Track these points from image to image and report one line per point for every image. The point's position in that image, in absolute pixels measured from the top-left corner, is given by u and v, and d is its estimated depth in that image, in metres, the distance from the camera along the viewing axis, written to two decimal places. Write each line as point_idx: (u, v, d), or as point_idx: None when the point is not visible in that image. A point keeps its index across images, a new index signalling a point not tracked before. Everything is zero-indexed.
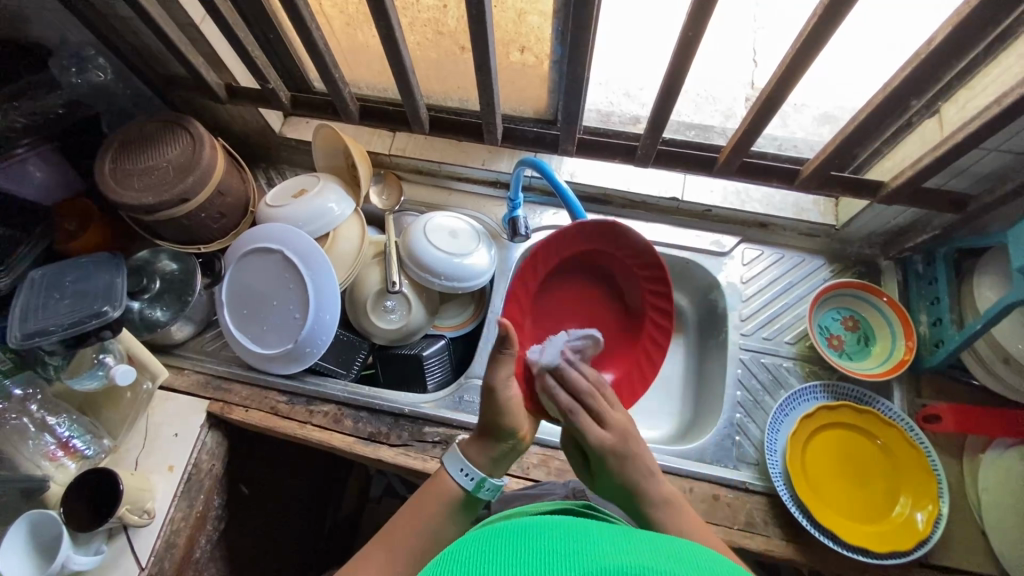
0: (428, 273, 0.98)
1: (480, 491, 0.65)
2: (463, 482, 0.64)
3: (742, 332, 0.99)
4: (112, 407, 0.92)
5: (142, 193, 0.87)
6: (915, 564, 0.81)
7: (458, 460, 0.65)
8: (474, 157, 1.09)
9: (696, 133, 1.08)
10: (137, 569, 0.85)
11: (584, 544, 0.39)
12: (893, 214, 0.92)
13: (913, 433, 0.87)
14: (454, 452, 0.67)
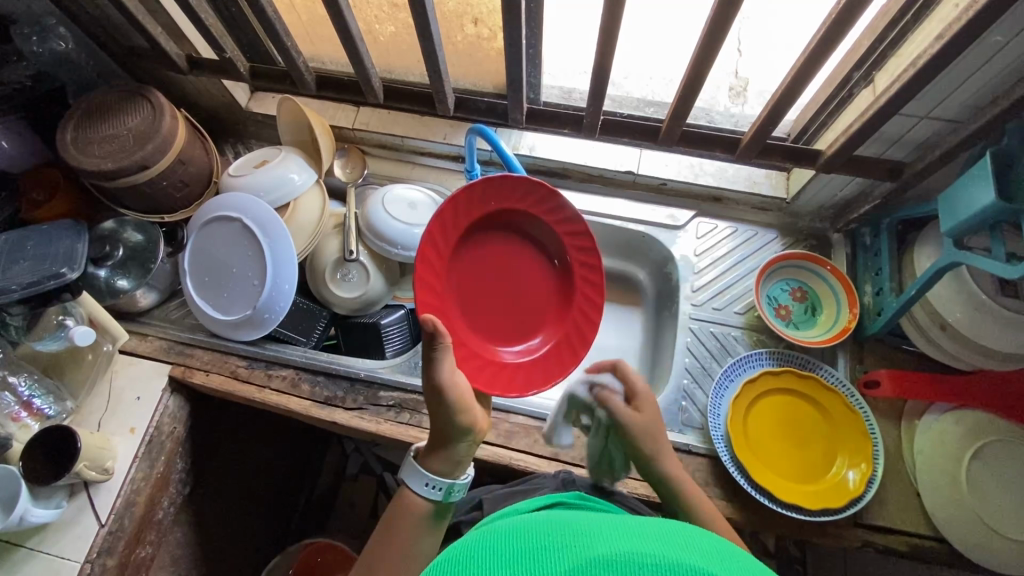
0: (392, 243, 1.00)
1: (450, 497, 0.67)
2: (435, 493, 0.66)
3: (693, 303, 1.01)
4: (75, 369, 0.95)
5: (102, 160, 0.89)
6: (849, 522, 0.84)
7: (424, 476, 0.66)
8: (436, 132, 1.10)
9: (654, 111, 1.14)
10: (97, 526, 0.87)
11: (580, 537, 0.42)
12: (839, 186, 0.94)
13: (853, 398, 0.89)
14: (416, 469, 0.66)
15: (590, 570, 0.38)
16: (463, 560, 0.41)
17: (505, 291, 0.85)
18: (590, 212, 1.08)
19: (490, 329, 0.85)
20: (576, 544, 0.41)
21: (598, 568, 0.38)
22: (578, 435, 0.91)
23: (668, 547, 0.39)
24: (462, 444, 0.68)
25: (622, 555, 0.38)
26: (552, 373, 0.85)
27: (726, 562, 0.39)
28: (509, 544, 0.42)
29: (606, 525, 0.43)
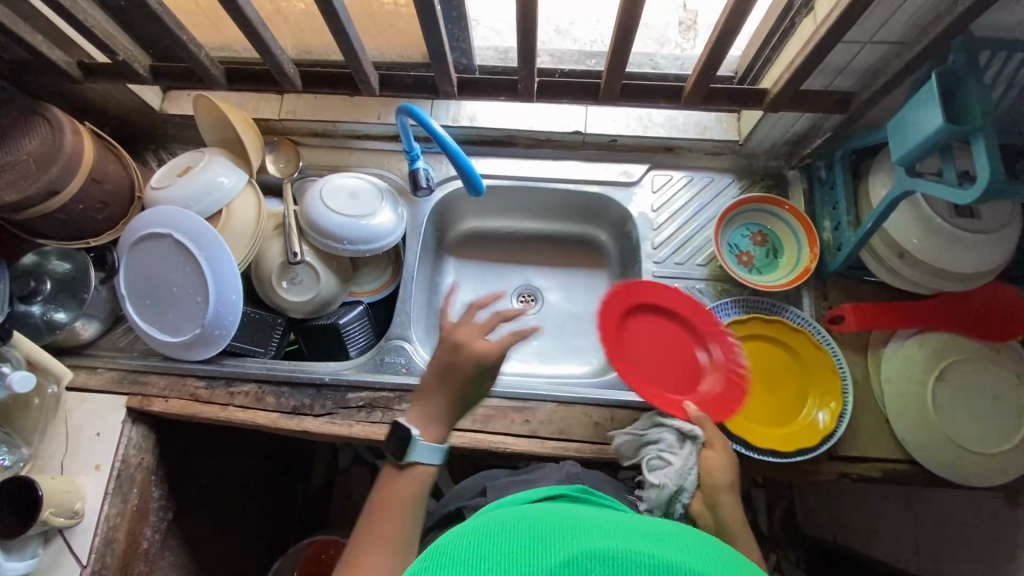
0: (349, 239, 0.95)
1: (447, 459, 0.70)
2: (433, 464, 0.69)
3: (655, 261, 0.99)
4: (24, 415, 0.90)
5: (5, 191, 0.82)
6: (824, 457, 0.86)
7: (402, 450, 0.66)
8: (369, 112, 1.04)
9: (597, 62, 1.06)
10: (79, 568, 0.86)
11: (574, 533, 0.45)
12: (790, 121, 0.91)
13: (820, 336, 0.90)
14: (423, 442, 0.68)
15: (587, 563, 0.40)
16: (462, 548, 0.43)
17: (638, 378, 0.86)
18: (543, 179, 1.04)
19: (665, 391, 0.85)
20: (572, 537, 0.44)
21: (596, 561, 0.40)
22: (553, 409, 0.90)
23: (665, 548, 0.42)
24: (461, 400, 0.72)
25: (619, 552, 0.41)
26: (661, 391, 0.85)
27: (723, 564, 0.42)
28: (504, 527, 0.46)
29: (600, 524, 0.46)
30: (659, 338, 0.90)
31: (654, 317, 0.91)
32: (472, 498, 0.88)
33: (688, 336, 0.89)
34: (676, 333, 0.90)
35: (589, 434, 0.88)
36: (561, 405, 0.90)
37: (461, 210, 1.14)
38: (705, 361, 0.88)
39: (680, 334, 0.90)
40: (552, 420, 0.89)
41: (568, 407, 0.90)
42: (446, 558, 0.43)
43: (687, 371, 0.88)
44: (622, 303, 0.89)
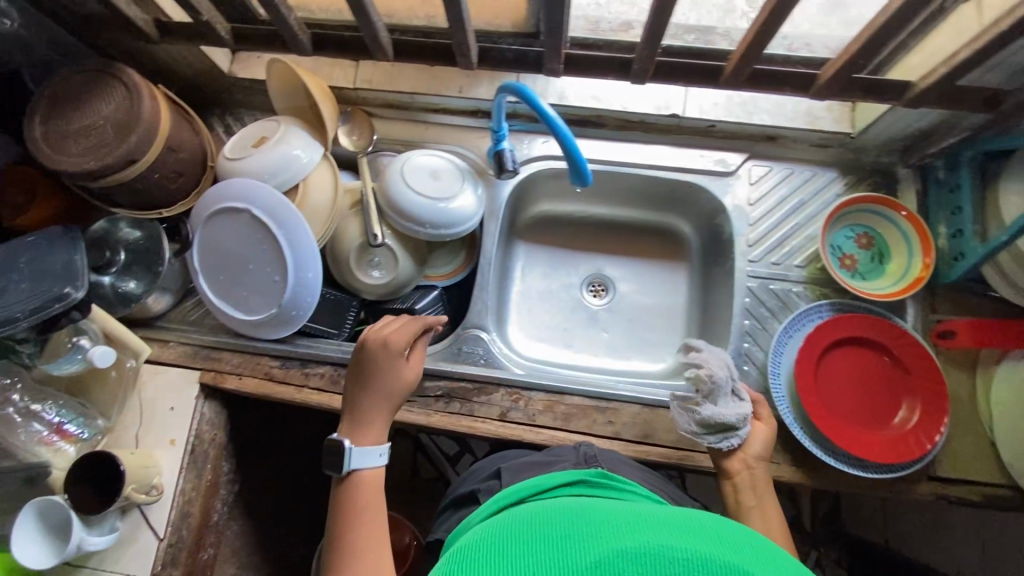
0: (436, 223, 0.90)
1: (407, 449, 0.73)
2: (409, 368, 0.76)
3: (750, 259, 0.94)
4: (100, 387, 0.89)
5: (83, 158, 0.78)
6: (921, 476, 0.82)
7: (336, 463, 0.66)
8: (450, 84, 0.98)
9: (697, 37, 0.97)
10: (156, 540, 0.86)
11: (603, 526, 0.44)
12: (917, 116, 0.84)
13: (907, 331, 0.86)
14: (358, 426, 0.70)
15: (618, 563, 0.40)
16: (481, 553, 0.43)
17: (860, 394, 0.84)
18: (631, 164, 0.98)
19: (854, 418, 0.84)
20: (600, 534, 0.43)
21: (627, 561, 0.40)
22: (638, 411, 0.87)
23: (697, 541, 0.42)
24: (391, 393, 0.72)
25: (653, 548, 0.41)
26: (876, 421, 0.83)
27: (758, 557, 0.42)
28: (531, 527, 0.46)
29: (629, 514, 0.46)
30: (861, 378, 0.85)
31: (872, 356, 0.85)
32: (486, 482, 0.79)
33: (894, 389, 0.84)
34: (890, 385, 0.84)
35: (676, 439, 0.85)
36: (646, 408, 0.87)
37: (537, 192, 1.08)
38: (897, 423, 0.83)
39: (893, 389, 0.84)
40: (638, 423, 0.85)
41: (654, 410, 0.86)
42: (468, 563, 0.43)
43: (875, 420, 0.83)
44: (820, 347, 0.85)
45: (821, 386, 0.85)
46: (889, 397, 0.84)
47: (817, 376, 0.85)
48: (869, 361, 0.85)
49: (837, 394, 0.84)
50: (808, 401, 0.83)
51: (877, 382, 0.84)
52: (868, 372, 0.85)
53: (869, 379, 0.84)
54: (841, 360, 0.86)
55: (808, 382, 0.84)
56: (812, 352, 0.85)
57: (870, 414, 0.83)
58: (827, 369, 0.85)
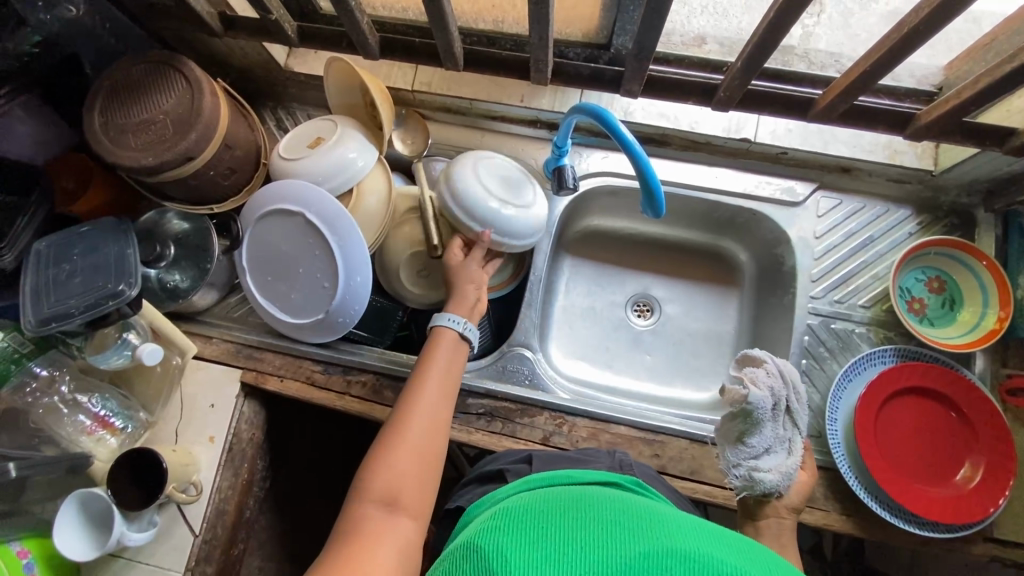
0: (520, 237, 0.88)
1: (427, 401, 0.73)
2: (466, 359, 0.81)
3: (812, 295, 0.90)
4: (144, 381, 0.89)
5: (141, 153, 0.76)
6: (977, 537, 0.79)
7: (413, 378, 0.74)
8: (512, 93, 0.94)
9: (775, 57, 0.93)
10: (192, 536, 0.86)
11: (652, 528, 0.46)
12: (1010, 160, 0.79)
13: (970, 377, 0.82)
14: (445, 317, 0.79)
15: (665, 558, 0.42)
16: (533, 528, 0.46)
17: (920, 446, 0.81)
18: (692, 187, 0.94)
19: (912, 469, 0.80)
20: (648, 533, 0.45)
21: (674, 559, 0.41)
22: (685, 446, 0.84)
23: (742, 561, 0.43)
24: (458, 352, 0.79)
25: (698, 554, 0.42)
26: (934, 475, 0.80)
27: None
28: (582, 514, 0.48)
29: (679, 522, 0.48)
30: (923, 429, 0.81)
31: (937, 408, 0.81)
32: (514, 465, 0.77)
33: (958, 445, 0.80)
34: (954, 440, 0.80)
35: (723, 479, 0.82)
36: (694, 444, 0.84)
37: (590, 207, 1.05)
38: (958, 481, 0.79)
39: (958, 445, 0.80)
40: (684, 458, 0.83)
41: (702, 447, 0.84)
42: (519, 536, 0.46)
43: (934, 475, 0.80)
44: (884, 394, 0.81)
45: (879, 435, 0.81)
46: (951, 452, 0.80)
47: (877, 423, 0.81)
48: (934, 412, 0.81)
49: (896, 444, 0.81)
50: (867, 449, 0.79)
51: (940, 436, 0.81)
52: (932, 424, 0.81)
53: (932, 431, 0.81)
54: (903, 409, 0.82)
55: (867, 429, 0.80)
56: (877, 398, 0.81)
57: (929, 467, 0.80)
58: (888, 417, 0.82)
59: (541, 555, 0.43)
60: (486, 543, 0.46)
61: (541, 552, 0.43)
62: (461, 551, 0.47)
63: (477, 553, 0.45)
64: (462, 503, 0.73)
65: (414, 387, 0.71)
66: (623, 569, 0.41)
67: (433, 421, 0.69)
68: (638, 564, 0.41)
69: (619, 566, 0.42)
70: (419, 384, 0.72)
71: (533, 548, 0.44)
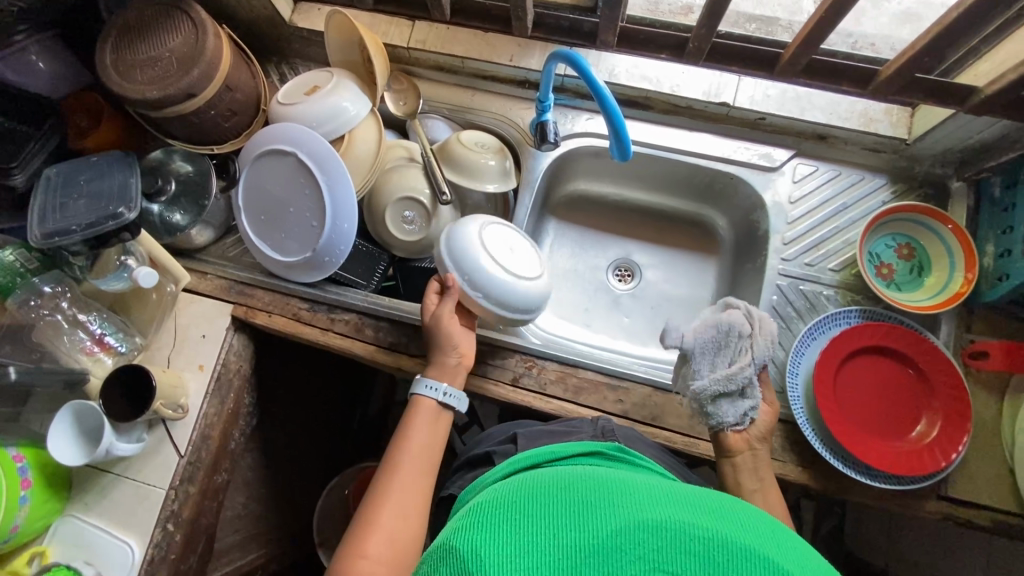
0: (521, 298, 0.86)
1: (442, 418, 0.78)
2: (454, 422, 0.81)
3: (783, 257, 0.92)
4: (140, 308, 0.94)
5: (146, 86, 0.81)
6: (930, 494, 0.81)
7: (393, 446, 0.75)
8: (502, 52, 0.97)
9: (758, 27, 0.95)
10: (177, 456, 0.91)
11: (628, 498, 0.45)
12: (979, 126, 0.81)
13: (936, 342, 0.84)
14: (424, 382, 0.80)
15: (641, 534, 0.41)
16: (507, 513, 0.44)
17: (876, 402, 0.83)
18: (671, 149, 0.97)
19: (868, 425, 0.82)
20: (625, 505, 0.44)
21: (652, 534, 0.41)
22: (649, 393, 0.87)
23: (714, 522, 0.43)
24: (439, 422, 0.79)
25: (671, 525, 0.42)
26: (889, 431, 0.82)
27: (779, 543, 0.43)
28: (553, 487, 0.47)
29: (653, 490, 0.47)
30: (881, 386, 0.83)
31: (895, 366, 0.83)
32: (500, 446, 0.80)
33: (915, 402, 0.82)
34: (911, 397, 0.82)
35: (683, 425, 0.85)
36: (657, 392, 0.87)
37: (574, 170, 1.08)
38: (914, 437, 0.81)
39: (914, 401, 0.82)
40: (646, 404, 0.86)
41: (665, 394, 0.87)
42: (490, 525, 0.43)
43: (891, 431, 0.82)
44: (844, 351, 0.83)
45: (839, 391, 0.83)
46: (907, 410, 0.82)
47: (836, 379, 0.83)
48: (892, 370, 0.83)
49: (854, 400, 0.83)
50: (825, 403, 0.82)
51: (898, 393, 0.83)
52: (890, 382, 0.83)
53: (890, 388, 0.83)
54: (863, 366, 0.84)
55: (826, 384, 0.82)
56: (836, 353, 0.83)
57: (884, 424, 0.82)
58: (847, 374, 0.84)
59: (519, 544, 0.41)
60: (457, 538, 0.43)
61: (517, 539, 0.42)
62: (435, 554, 0.44)
63: (452, 549, 0.42)
64: (454, 490, 0.78)
65: (391, 470, 0.71)
66: (604, 549, 0.41)
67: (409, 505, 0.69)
68: (615, 541, 0.41)
69: (596, 543, 0.41)
70: (395, 467, 0.72)
71: (509, 539, 0.42)
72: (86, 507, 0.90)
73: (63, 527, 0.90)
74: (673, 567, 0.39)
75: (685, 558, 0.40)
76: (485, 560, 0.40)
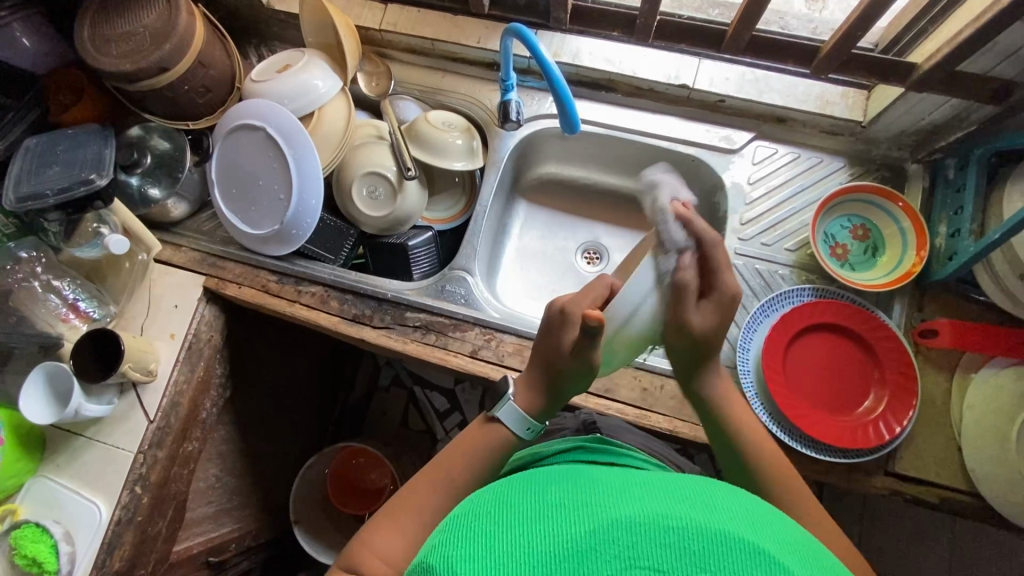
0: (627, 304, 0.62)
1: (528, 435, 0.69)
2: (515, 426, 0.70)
3: (740, 237, 0.94)
4: (114, 276, 0.97)
5: (120, 60, 0.85)
6: (880, 471, 0.81)
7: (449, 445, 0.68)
8: (470, 35, 1.00)
9: (721, 12, 0.97)
10: (146, 421, 0.93)
11: (602, 496, 0.42)
12: (929, 107, 0.82)
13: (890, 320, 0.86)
14: (511, 407, 0.66)
15: (615, 532, 0.38)
16: (482, 524, 0.42)
17: (826, 377, 0.84)
18: (633, 131, 0.99)
19: (818, 400, 0.84)
20: (600, 502, 0.41)
21: (623, 530, 0.38)
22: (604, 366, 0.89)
23: (691, 509, 0.40)
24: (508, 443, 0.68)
25: (647, 518, 0.39)
26: (838, 406, 0.83)
27: (763, 529, 0.40)
28: (528, 496, 0.45)
29: (631, 485, 0.44)
30: (831, 362, 0.84)
31: (845, 343, 0.85)
32: None
33: (864, 378, 0.83)
34: (859, 372, 0.83)
35: (636, 398, 0.86)
36: None
37: (543, 153, 1.10)
38: (862, 412, 0.82)
39: (863, 377, 0.83)
40: (601, 377, 0.87)
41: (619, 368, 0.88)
42: (464, 540, 0.41)
43: (840, 406, 0.83)
44: (793, 327, 0.84)
45: (788, 367, 0.85)
46: (856, 384, 0.83)
47: (786, 356, 0.85)
48: (843, 345, 0.85)
49: (803, 376, 0.84)
50: (774, 378, 0.83)
51: (847, 369, 0.84)
52: (840, 358, 0.84)
53: (840, 363, 0.84)
54: (814, 343, 0.85)
55: (776, 360, 0.84)
56: (786, 329, 0.84)
57: (832, 399, 0.83)
58: (798, 350, 0.85)
59: (492, 556, 0.39)
60: (434, 557, 0.41)
61: (490, 551, 0.39)
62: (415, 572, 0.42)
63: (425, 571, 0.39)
64: None
65: (435, 478, 0.64)
66: (577, 552, 0.38)
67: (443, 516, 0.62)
68: (588, 542, 0.38)
69: (568, 545, 0.38)
70: (443, 470, 0.65)
71: (485, 552, 0.39)
72: (58, 468, 0.93)
73: (36, 487, 0.93)
74: (650, 562, 0.37)
75: (662, 551, 0.37)
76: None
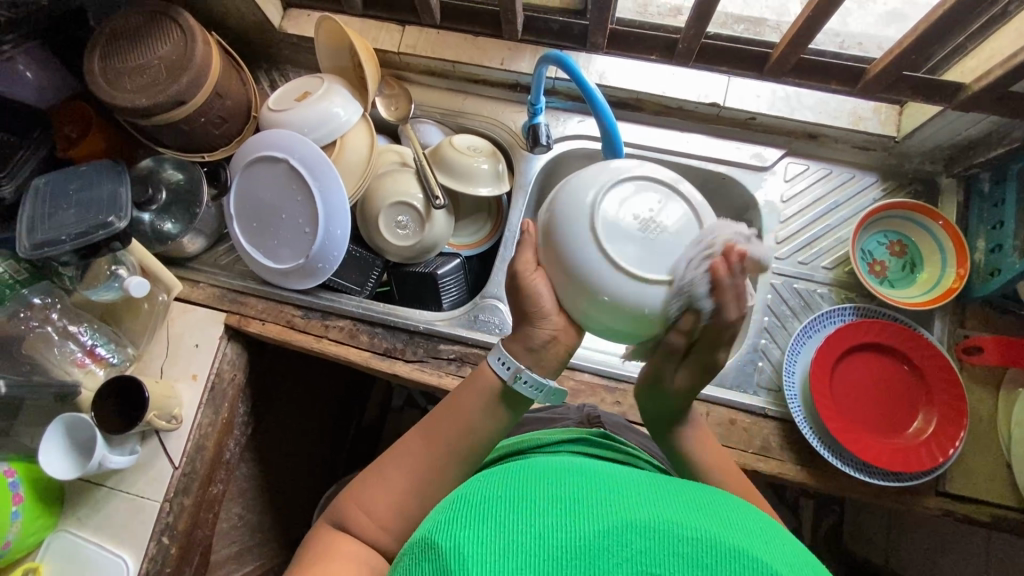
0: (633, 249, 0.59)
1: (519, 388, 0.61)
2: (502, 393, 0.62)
3: (777, 256, 0.93)
4: (132, 318, 0.93)
5: (136, 95, 0.81)
6: (931, 491, 0.80)
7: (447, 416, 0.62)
8: (493, 56, 0.98)
9: (747, 28, 0.96)
10: (171, 468, 0.90)
11: (614, 493, 0.39)
12: (967, 123, 0.82)
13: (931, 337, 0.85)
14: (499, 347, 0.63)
15: (626, 536, 0.35)
16: (491, 505, 0.39)
17: (873, 398, 0.83)
18: (663, 150, 0.97)
19: (866, 422, 0.83)
20: (613, 501, 0.38)
21: (636, 533, 0.35)
22: None
23: (708, 521, 0.37)
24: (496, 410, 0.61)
25: (659, 524, 0.36)
26: (886, 428, 0.82)
27: (773, 543, 0.37)
28: (536, 483, 0.41)
29: (643, 485, 0.41)
30: (877, 383, 0.83)
31: (891, 363, 0.84)
32: None
33: (911, 398, 0.82)
34: (906, 393, 0.83)
35: None
36: None
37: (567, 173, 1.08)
38: (911, 433, 0.81)
39: (910, 398, 0.82)
40: None
41: None
42: (468, 519, 0.38)
43: (889, 428, 0.82)
44: (839, 348, 0.83)
45: (835, 389, 0.83)
46: (903, 404, 0.82)
47: (833, 377, 0.83)
48: (888, 365, 0.84)
49: (850, 398, 0.83)
50: (822, 402, 0.81)
51: (893, 389, 0.83)
52: (886, 378, 0.84)
53: (886, 383, 0.83)
54: (859, 363, 0.84)
55: (823, 382, 0.82)
56: (832, 349, 0.83)
57: (880, 420, 0.82)
58: (843, 370, 0.84)
59: (499, 541, 0.36)
60: (436, 534, 0.38)
61: (495, 534, 0.36)
62: (414, 548, 0.39)
63: (426, 547, 0.37)
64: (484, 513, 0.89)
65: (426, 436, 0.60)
66: (587, 551, 0.35)
67: (430, 482, 0.58)
68: (600, 540, 0.35)
69: (579, 545, 0.35)
70: (432, 428, 0.60)
71: (490, 535, 0.36)
72: (79, 522, 0.89)
73: (56, 543, 0.88)
74: (661, 571, 0.34)
75: (673, 559, 0.34)
76: (460, 558, 0.34)
